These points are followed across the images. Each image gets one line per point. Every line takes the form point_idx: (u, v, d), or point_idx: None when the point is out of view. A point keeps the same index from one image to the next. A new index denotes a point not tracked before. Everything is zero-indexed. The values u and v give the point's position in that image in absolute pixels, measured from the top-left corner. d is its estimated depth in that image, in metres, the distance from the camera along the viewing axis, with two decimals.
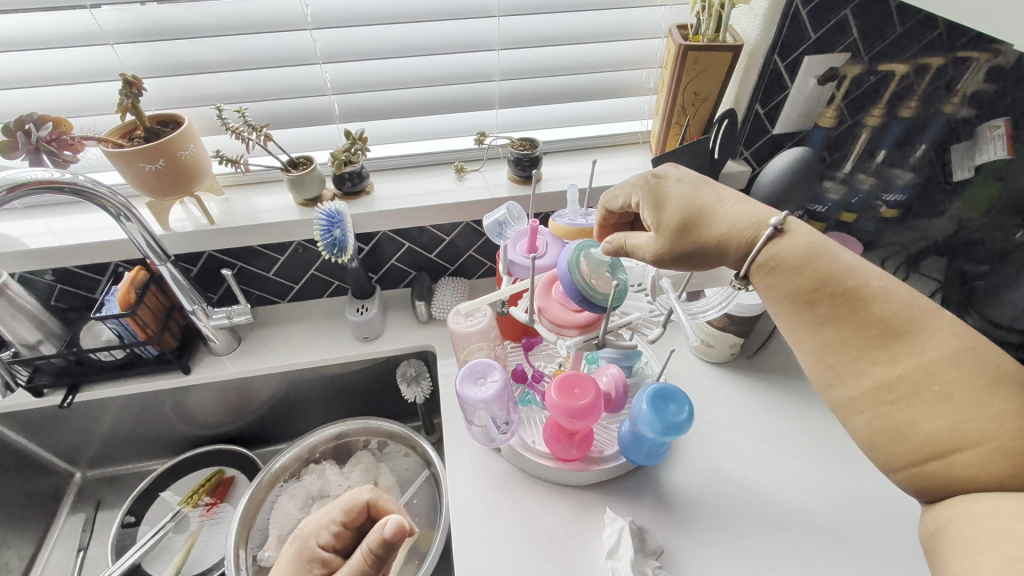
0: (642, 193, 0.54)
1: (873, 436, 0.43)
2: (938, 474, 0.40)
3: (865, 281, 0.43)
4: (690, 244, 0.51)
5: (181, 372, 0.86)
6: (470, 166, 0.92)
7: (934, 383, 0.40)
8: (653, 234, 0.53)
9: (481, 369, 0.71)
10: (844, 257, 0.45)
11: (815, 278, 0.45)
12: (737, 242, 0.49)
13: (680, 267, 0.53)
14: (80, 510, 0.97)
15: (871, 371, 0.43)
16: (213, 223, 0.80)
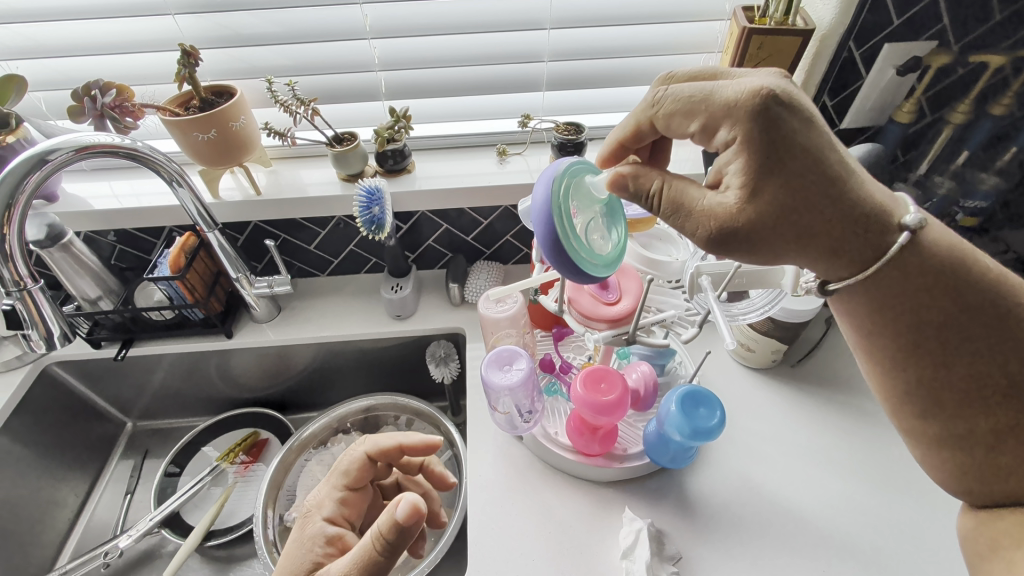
0: (740, 116, 0.39)
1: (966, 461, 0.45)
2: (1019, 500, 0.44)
3: (1013, 306, 0.42)
4: (793, 224, 0.40)
5: (224, 336, 0.90)
6: (513, 149, 0.90)
7: None
8: (725, 191, 0.41)
9: (508, 356, 0.70)
10: (987, 275, 0.42)
11: (957, 303, 0.42)
12: (857, 240, 0.42)
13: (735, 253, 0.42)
14: (130, 456, 1.04)
15: (989, 407, 0.43)
16: (259, 194, 0.83)
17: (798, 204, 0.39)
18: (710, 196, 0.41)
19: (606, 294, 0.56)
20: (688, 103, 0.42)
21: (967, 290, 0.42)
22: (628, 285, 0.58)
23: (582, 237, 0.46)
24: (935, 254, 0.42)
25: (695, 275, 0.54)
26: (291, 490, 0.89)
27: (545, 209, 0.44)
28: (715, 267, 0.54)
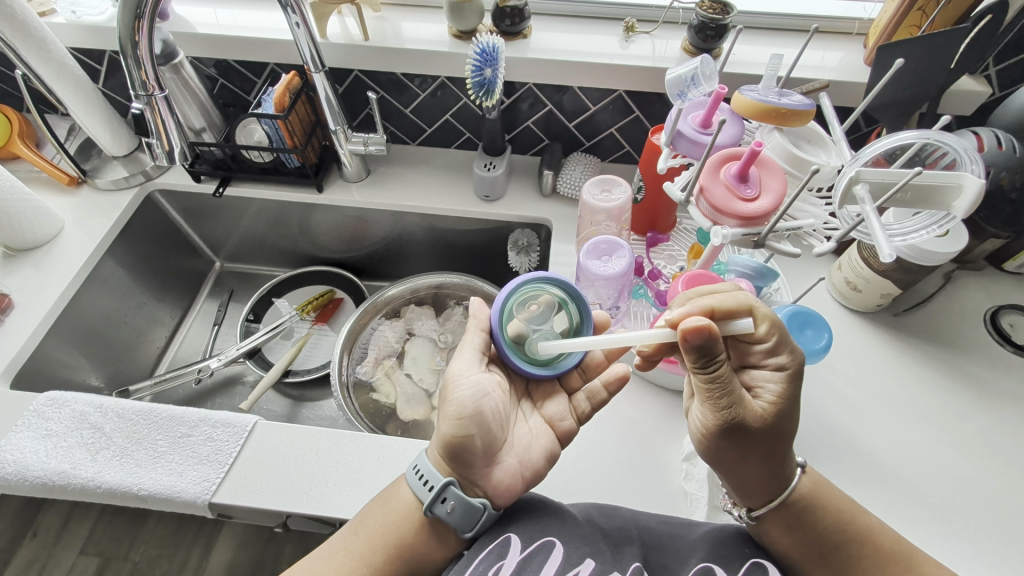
0: (781, 415, 0.49)
1: None
2: None
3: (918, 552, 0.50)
4: (785, 454, 0.51)
5: (315, 190, 0.91)
6: (642, 27, 0.80)
7: None
8: (776, 467, 0.51)
9: (607, 245, 0.66)
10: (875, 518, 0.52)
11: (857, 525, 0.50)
12: (791, 473, 0.52)
13: (767, 476, 0.51)
14: (216, 294, 1.11)
15: None
16: (367, 40, 0.78)
17: (735, 452, 0.50)
18: (769, 462, 0.50)
19: (744, 188, 0.51)
20: (791, 368, 0.49)
21: (829, 518, 0.51)
22: (769, 182, 0.52)
23: (528, 300, 0.58)
24: (833, 493, 0.52)
25: (851, 183, 0.49)
26: (364, 347, 0.94)
27: (509, 293, 0.56)
28: (878, 174, 0.48)
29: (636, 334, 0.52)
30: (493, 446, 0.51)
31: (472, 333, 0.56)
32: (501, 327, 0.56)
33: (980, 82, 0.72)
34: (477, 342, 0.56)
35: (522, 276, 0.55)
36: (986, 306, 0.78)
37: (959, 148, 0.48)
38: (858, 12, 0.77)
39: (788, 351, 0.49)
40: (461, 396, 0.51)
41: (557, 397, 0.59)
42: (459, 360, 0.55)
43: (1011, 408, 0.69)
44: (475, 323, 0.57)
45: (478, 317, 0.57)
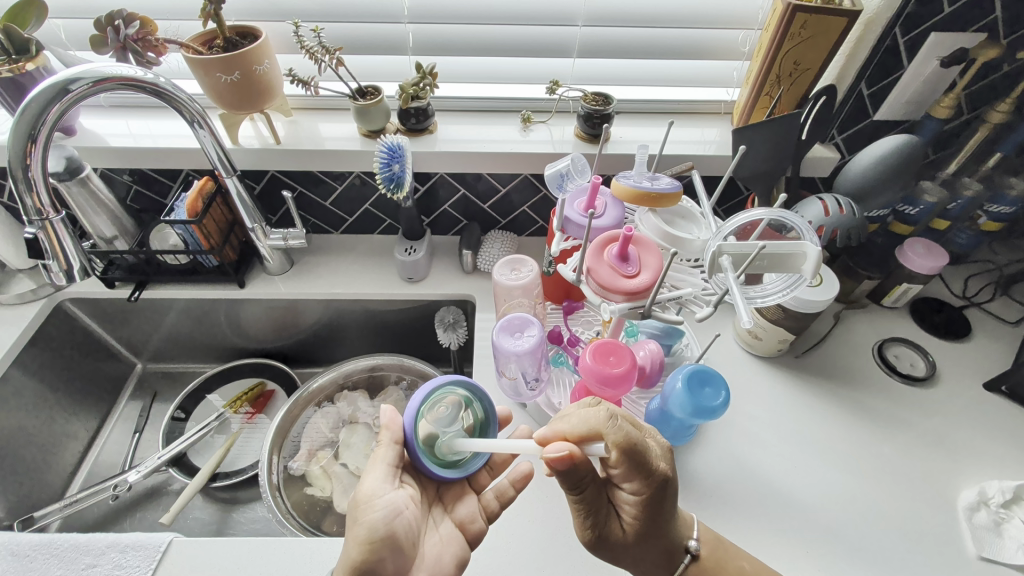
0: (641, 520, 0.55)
1: None
2: None
3: None
4: (662, 543, 0.56)
5: (237, 286, 0.91)
6: (538, 117, 0.88)
7: None
8: (653, 555, 0.57)
9: (518, 322, 0.69)
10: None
11: None
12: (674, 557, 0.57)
13: (646, 562, 0.57)
14: (137, 398, 1.05)
15: None
16: (279, 143, 0.82)
17: (612, 546, 0.57)
18: (643, 553, 0.57)
19: (625, 267, 0.55)
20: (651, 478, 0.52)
21: None
22: (648, 260, 0.56)
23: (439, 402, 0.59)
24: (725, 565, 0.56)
25: (716, 255, 0.53)
26: (296, 440, 0.90)
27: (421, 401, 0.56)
28: (737, 247, 0.54)
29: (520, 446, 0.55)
30: (405, 565, 0.52)
31: (385, 446, 0.56)
32: (415, 436, 0.56)
33: (830, 149, 0.84)
34: (390, 456, 0.55)
35: (435, 380, 0.56)
36: (874, 340, 0.85)
37: (800, 226, 0.56)
38: (721, 95, 0.88)
39: (646, 465, 0.51)
40: (374, 519, 0.51)
41: (466, 498, 0.62)
42: (370, 476, 0.54)
43: (907, 434, 0.74)
44: (388, 434, 0.56)
45: (391, 427, 0.57)
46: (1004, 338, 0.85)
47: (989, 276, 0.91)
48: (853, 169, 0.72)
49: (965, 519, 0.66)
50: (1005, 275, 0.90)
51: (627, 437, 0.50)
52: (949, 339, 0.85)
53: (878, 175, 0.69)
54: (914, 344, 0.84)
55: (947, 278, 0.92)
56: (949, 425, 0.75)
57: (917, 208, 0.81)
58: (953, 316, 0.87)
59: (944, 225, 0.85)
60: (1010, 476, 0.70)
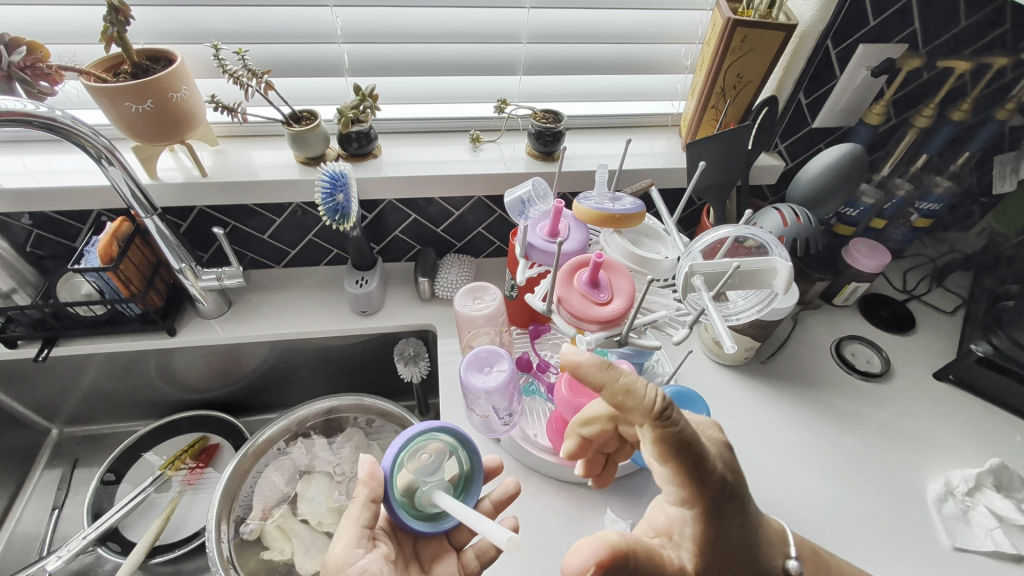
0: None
1: None
2: None
3: None
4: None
5: (166, 334, 0.81)
6: (487, 136, 0.85)
7: None
8: None
9: (487, 356, 0.65)
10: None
11: None
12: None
13: None
14: (56, 467, 0.92)
15: None
16: (205, 175, 0.74)
17: None
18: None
19: (597, 293, 0.53)
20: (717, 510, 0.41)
21: None
22: (619, 284, 0.55)
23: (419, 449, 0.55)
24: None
25: (688, 276, 0.52)
26: (247, 499, 0.81)
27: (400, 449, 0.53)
28: (708, 266, 0.52)
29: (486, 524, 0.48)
30: None
31: (361, 505, 0.49)
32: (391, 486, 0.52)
33: (774, 157, 0.87)
34: (365, 516, 0.49)
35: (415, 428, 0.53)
36: (830, 339, 0.88)
37: (768, 241, 0.56)
38: (667, 108, 0.89)
39: (707, 486, 0.41)
40: None
41: (445, 558, 0.56)
42: (341, 542, 0.47)
43: (871, 429, 0.77)
44: (366, 490, 0.49)
45: (370, 483, 0.50)
46: (943, 327, 0.90)
47: (925, 268, 0.97)
48: (804, 176, 0.73)
49: (935, 510, 0.69)
50: (937, 265, 0.95)
51: (673, 441, 0.39)
52: (896, 332, 0.89)
53: (826, 182, 0.71)
54: (867, 340, 0.87)
55: (888, 274, 0.97)
56: (906, 417, 0.78)
57: (857, 210, 0.85)
58: (898, 310, 0.91)
59: (881, 223, 0.89)
60: (966, 462, 0.73)
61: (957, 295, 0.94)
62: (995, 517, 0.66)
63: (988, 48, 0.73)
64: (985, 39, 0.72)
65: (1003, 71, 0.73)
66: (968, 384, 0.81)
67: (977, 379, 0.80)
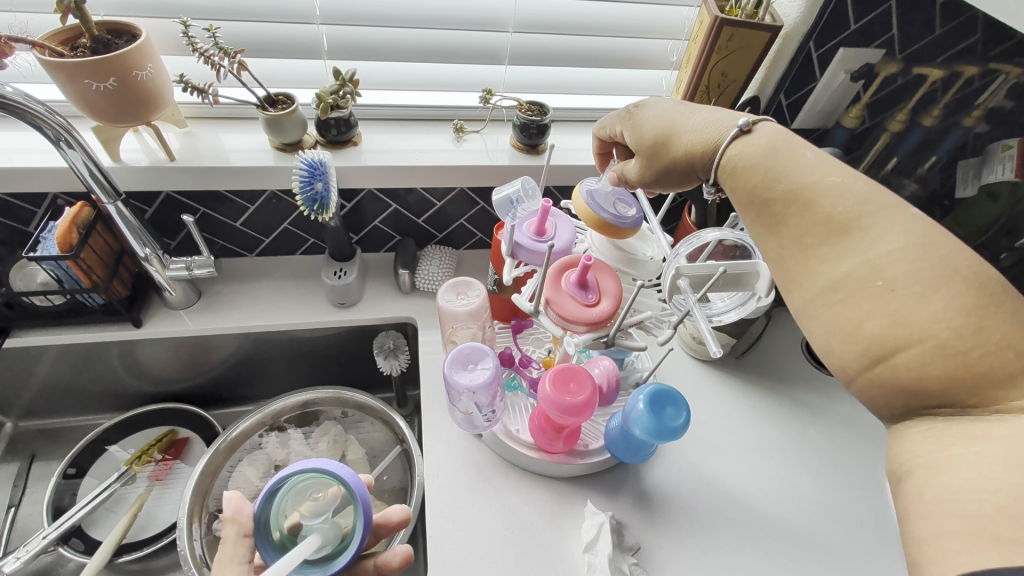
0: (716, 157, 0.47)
1: (825, 339, 0.38)
2: (886, 379, 0.35)
3: (820, 177, 0.40)
4: (760, 179, 0.43)
5: (132, 325, 0.78)
6: (470, 127, 0.83)
7: (879, 279, 0.36)
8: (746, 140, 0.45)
9: (471, 353, 0.65)
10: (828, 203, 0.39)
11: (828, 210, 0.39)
12: (787, 182, 0.41)
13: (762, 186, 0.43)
14: (11, 462, 0.88)
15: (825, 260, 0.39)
16: (174, 159, 0.71)
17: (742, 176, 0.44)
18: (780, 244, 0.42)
19: (585, 295, 0.54)
20: (677, 177, 0.51)
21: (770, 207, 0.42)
22: (606, 285, 0.55)
23: (306, 490, 0.50)
24: (842, 208, 0.38)
25: (675, 278, 0.52)
26: (221, 495, 0.79)
27: (273, 485, 0.48)
28: (695, 268, 0.52)
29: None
30: None
31: (230, 543, 0.48)
32: (262, 521, 0.48)
33: None
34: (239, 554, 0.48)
35: (292, 466, 0.48)
36: (801, 336, 0.90)
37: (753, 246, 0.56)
38: None
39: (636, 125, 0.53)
40: None
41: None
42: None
43: (834, 422, 0.80)
44: (234, 527, 0.49)
45: (238, 520, 0.49)
46: None
47: None
48: None
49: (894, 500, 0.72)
50: None
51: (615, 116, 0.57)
52: None
53: None
54: None
55: None
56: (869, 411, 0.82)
57: None
58: None
59: None
60: None
61: None
62: None
63: (961, 55, 0.69)
64: (958, 47, 0.69)
65: (972, 79, 0.69)
66: None
67: None
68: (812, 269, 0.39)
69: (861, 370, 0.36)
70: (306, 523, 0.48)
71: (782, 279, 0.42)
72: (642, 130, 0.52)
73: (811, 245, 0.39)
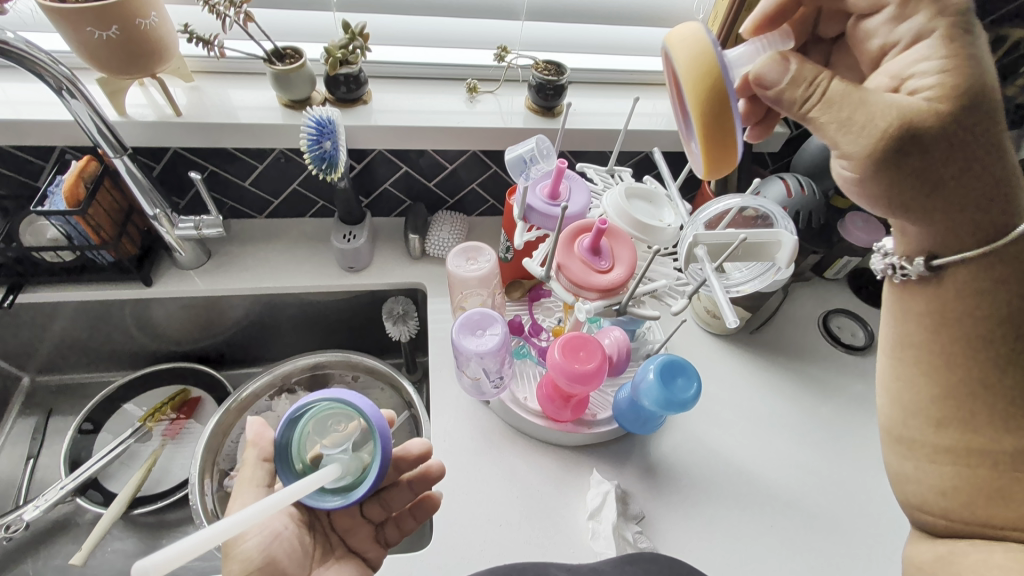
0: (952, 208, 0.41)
1: (936, 480, 0.45)
2: (980, 520, 0.43)
3: None
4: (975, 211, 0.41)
5: (142, 284, 0.78)
6: (484, 86, 0.80)
7: (1017, 470, 0.42)
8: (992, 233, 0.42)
9: (480, 319, 0.64)
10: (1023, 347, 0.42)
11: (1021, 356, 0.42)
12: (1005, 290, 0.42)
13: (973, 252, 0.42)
14: (29, 416, 0.90)
15: (979, 395, 0.43)
16: (180, 115, 0.69)
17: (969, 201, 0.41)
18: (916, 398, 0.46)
19: (597, 261, 0.52)
20: (879, 142, 0.38)
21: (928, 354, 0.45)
22: (621, 253, 0.54)
23: (326, 419, 0.50)
24: (1000, 406, 0.43)
25: (692, 245, 0.51)
26: (232, 453, 0.81)
27: (292, 415, 0.48)
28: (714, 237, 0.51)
29: (249, 513, 0.42)
30: None
31: (251, 465, 0.52)
32: (285, 448, 0.49)
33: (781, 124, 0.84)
34: (261, 477, 0.52)
35: (309, 399, 0.47)
36: (818, 312, 0.88)
37: (774, 212, 0.55)
38: None
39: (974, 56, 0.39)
40: (246, 549, 0.48)
41: (362, 530, 0.57)
42: (238, 501, 0.51)
43: (848, 400, 0.79)
44: (256, 451, 0.53)
45: (257, 443, 0.53)
46: None
47: None
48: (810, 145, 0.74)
49: None
50: None
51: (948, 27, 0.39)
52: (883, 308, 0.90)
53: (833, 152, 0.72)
54: (853, 314, 0.89)
55: None
56: None
57: None
58: None
59: None
60: None
61: None
62: None
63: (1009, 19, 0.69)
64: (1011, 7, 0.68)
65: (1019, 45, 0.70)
66: None
67: None
68: (951, 434, 0.44)
69: (943, 513, 0.45)
70: (327, 453, 0.50)
71: (913, 414, 0.46)
72: (972, 72, 0.38)
73: (972, 409, 0.44)
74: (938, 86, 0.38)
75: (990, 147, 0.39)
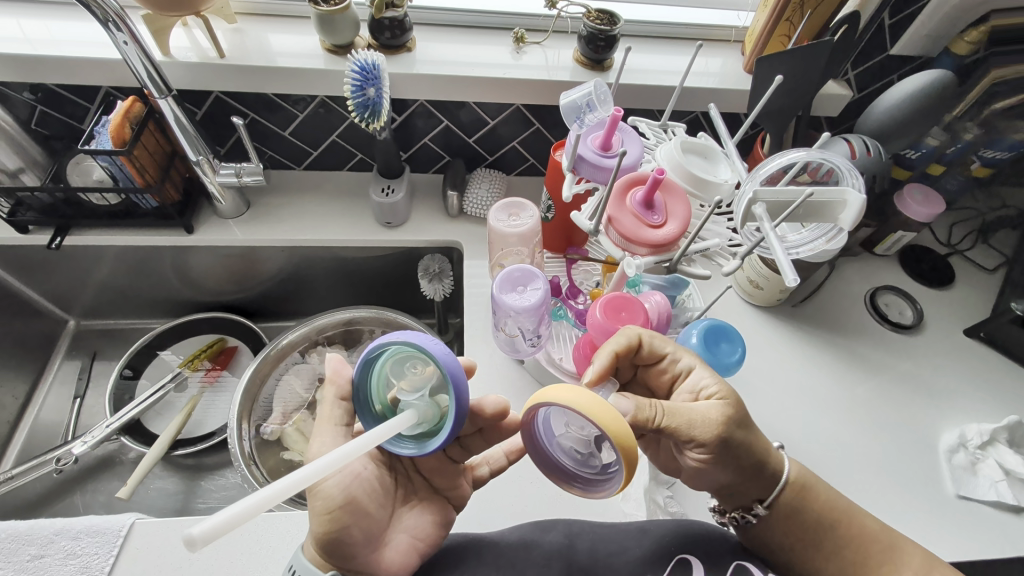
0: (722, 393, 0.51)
1: None
2: None
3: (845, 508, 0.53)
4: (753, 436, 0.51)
5: (183, 231, 0.78)
6: (531, 37, 0.77)
7: None
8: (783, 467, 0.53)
9: (520, 276, 0.62)
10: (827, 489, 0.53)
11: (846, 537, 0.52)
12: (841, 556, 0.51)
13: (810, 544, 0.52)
14: (75, 358, 0.93)
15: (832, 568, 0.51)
16: (223, 57, 0.68)
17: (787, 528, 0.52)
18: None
19: (650, 215, 0.50)
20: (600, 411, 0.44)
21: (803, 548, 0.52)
22: (674, 207, 0.51)
23: (403, 362, 0.50)
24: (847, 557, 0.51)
25: (750, 204, 0.47)
26: (267, 402, 0.82)
27: (368, 357, 0.48)
28: (775, 193, 0.47)
29: (323, 463, 0.42)
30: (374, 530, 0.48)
31: (330, 403, 0.53)
32: (365, 387, 0.51)
33: (842, 86, 0.79)
34: (338, 415, 0.52)
35: (380, 343, 0.46)
36: (865, 288, 0.85)
37: (841, 165, 0.51)
38: (732, 19, 0.80)
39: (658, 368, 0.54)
40: (329, 487, 0.48)
41: (445, 471, 0.56)
42: (318, 440, 0.51)
43: (893, 379, 0.76)
44: (332, 390, 0.53)
45: (336, 381, 0.53)
46: (982, 285, 0.87)
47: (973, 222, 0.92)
48: (878, 107, 0.70)
49: (944, 460, 0.69)
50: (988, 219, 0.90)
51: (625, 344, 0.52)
52: (935, 287, 0.86)
53: (906, 114, 0.68)
54: (903, 292, 0.85)
55: (933, 227, 0.92)
56: (932, 371, 0.77)
57: (919, 152, 0.78)
58: (939, 264, 0.87)
59: (939, 170, 0.81)
60: (985, 418, 0.73)
61: (1001, 253, 0.90)
62: (1002, 470, 0.67)
63: None
64: None
65: None
66: (998, 343, 0.80)
67: (1009, 339, 0.78)
68: None
69: None
70: (404, 398, 0.49)
71: None
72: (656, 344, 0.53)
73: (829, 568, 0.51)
74: (720, 390, 0.51)
75: (772, 549, 0.53)
